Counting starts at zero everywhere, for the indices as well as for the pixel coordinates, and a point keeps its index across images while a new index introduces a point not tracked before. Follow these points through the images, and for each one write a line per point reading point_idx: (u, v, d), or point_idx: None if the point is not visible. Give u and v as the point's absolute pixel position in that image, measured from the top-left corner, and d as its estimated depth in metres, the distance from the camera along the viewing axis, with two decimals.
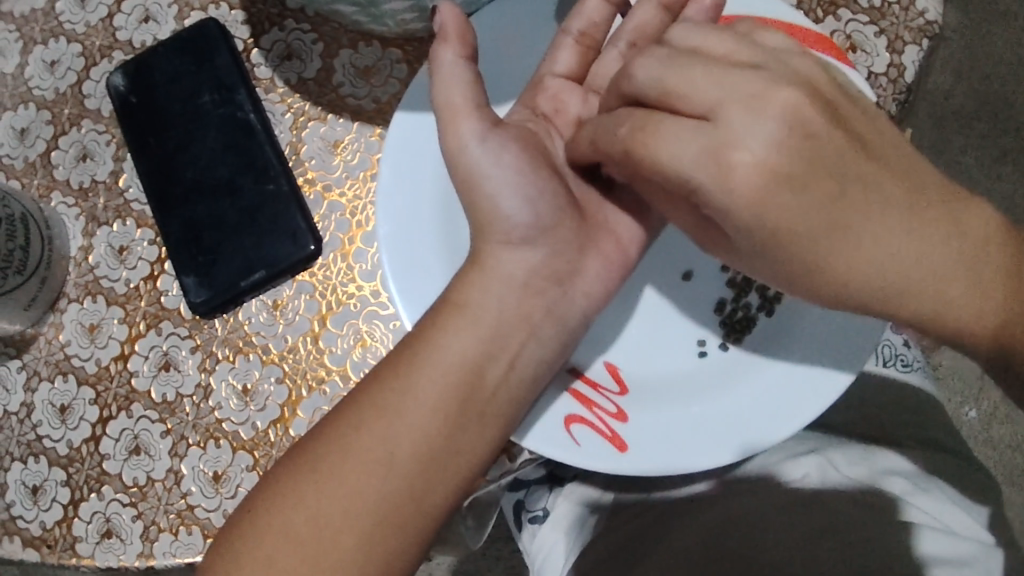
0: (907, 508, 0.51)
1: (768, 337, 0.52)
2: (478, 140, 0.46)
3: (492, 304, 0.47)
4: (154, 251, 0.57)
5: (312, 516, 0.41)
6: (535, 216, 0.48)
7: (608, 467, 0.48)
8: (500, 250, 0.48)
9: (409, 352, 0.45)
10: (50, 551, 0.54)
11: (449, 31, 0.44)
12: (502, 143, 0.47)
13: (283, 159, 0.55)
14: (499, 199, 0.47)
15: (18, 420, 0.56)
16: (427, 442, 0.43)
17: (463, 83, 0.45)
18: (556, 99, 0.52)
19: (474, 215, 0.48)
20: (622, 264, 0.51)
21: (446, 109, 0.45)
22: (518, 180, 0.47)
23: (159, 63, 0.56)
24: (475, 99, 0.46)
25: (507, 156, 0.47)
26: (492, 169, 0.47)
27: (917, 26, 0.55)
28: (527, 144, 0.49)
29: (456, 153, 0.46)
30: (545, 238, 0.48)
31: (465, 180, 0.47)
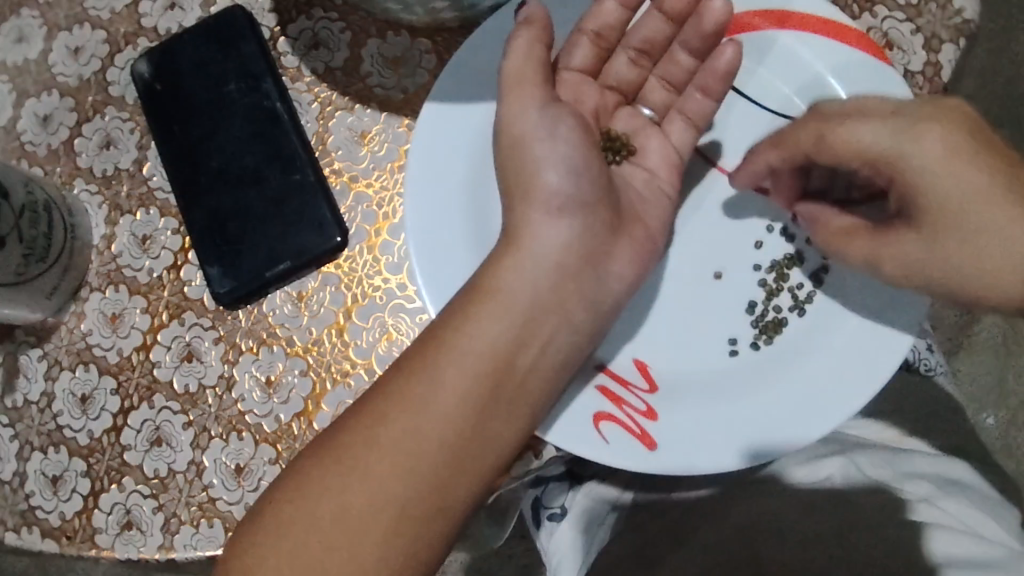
0: (924, 508, 0.50)
1: (802, 339, 0.52)
2: (537, 109, 0.48)
3: (524, 283, 0.47)
4: (178, 241, 0.56)
5: (339, 507, 0.40)
6: (578, 191, 0.48)
7: (637, 466, 0.48)
8: (539, 225, 0.48)
9: (446, 326, 0.45)
10: (69, 542, 0.54)
11: (535, 16, 0.46)
12: (558, 116, 0.48)
13: (309, 149, 0.54)
14: (544, 170, 0.48)
15: (39, 409, 0.55)
16: (455, 430, 0.43)
17: (536, 54, 0.46)
18: (575, 89, 0.53)
19: (514, 186, 0.49)
20: (651, 248, 0.51)
21: (515, 76, 0.47)
22: (568, 153, 0.48)
23: (185, 50, 0.55)
24: (542, 73, 0.47)
25: (562, 129, 0.48)
26: (544, 138, 0.48)
27: (954, 25, 0.54)
28: (580, 123, 0.50)
29: (513, 118, 0.47)
30: (581, 213, 0.48)
31: (513, 146, 0.48)
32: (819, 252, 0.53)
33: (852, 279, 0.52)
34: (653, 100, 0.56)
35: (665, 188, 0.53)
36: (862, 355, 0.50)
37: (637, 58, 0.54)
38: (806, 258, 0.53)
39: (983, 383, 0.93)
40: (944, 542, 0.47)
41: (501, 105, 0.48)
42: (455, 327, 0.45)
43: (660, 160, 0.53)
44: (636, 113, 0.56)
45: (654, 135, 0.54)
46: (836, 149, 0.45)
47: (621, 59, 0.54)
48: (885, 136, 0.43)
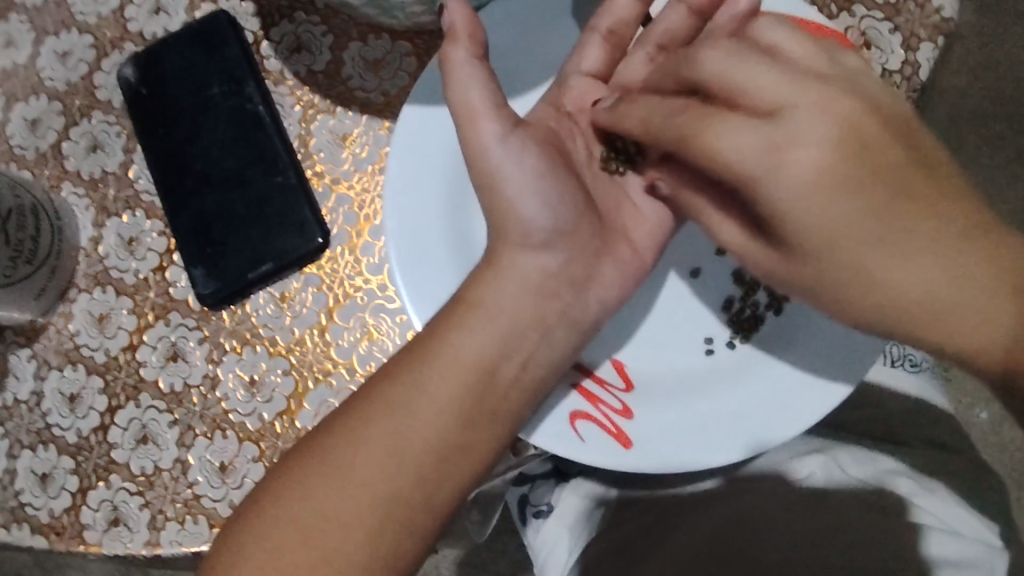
0: (916, 510, 0.52)
1: (777, 337, 0.52)
2: (498, 141, 0.46)
3: (505, 304, 0.47)
4: (163, 242, 0.57)
5: (321, 508, 0.41)
6: (554, 221, 0.48)
7: (610, 463, 0.48)
8: (518, 253, 0.48)
9: (422, 352, 0.45)
10: (58, 538, 0.55)
11: (458, 31, 0.43)
12: (523, 145, 0.47)
13: (291, 151, 0.55)
14: (517, 203, 0.47)
15: (28, 408, 0.56)
16: (439, 438, 0.43)
17: (483, 86, 0.45)
18: (582, 98, 0.53)
19: (492, 215, 0.49)
20: (637, 271, 0.52)
21: (465, 111, 0.45)
22: (539, 183, 0.48)
23: (170, 55, 0.56)
24: (494, 101, 0.46)
25: (528, 159, 0.48)
26: (513, 172, 0.47)
27: (932, 23, 0.55)
28: (547, 148, 0.49)
29: (476, 154, 0.47)
30: (563, 243, 0.49)
31: (484, 178, 0.47)
32: None
33: None
34: None
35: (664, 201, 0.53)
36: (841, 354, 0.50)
37: (656, 56, 0.54)
38: None
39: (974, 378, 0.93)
40: (938, 544, 0.50)
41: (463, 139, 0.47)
42: (428, 354, 0.45)
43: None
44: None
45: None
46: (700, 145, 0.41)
47: (638, 57, 0.54)
48: (759, 153, 0.39)
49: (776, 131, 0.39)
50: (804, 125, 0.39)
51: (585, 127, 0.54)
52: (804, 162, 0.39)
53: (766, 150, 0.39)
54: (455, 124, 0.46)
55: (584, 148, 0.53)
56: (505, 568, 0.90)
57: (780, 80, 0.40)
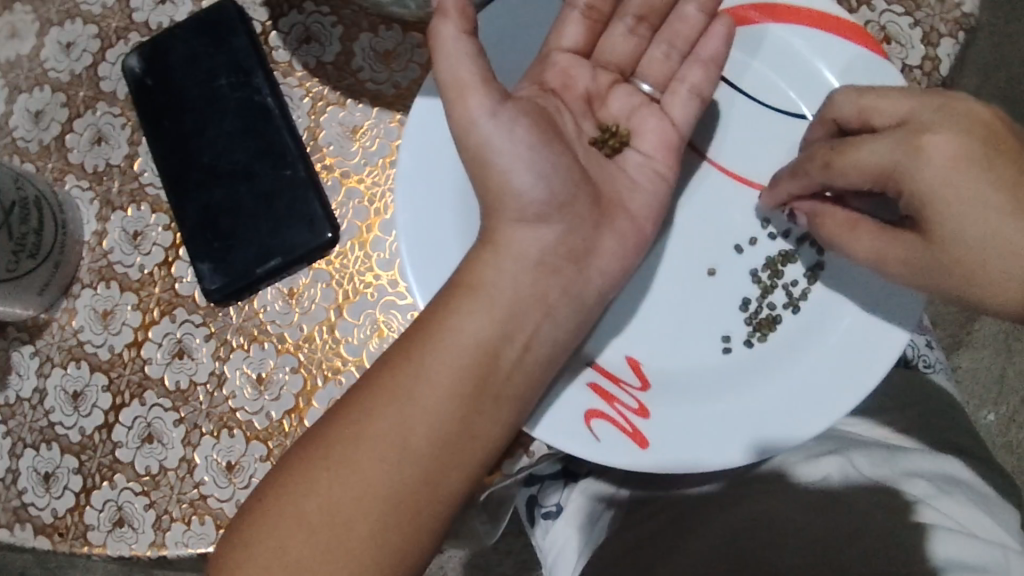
0: (922, 509, 0.50)
1: (797, 336, 0.51)
2: (488, 115, 0.45)
3: (504, 283, 0.46)
4: (169, 237, 0.56)
5: (327, 503, 0.40)
6: (550, 192, 0.47)
7: (628, 463, 0.47)
8: (513, 229, 0.47)
9: (419, 336, 0.44)
10: (61, 539, 0.53)
11: (448, 7, 0.43)
12: (514, 117, 0.46)
13: (300, 144, 0.54)
14: (511, 175, 0.46)
15: (31, 406, 0.55)
16: (441, 426, 0.42)
17: (471, 57, 0.43)
18: (565, 73, 0.52)
19: (486, 191, 0.47)
20: (637, 241, 0.50)
21: (455, 85, 0.44)
22: (531, 155, 0.46)
23: (177, 45, 0.55)
24: (483, 73, 0.44)
25: (519, 131, 0.46)
26: (504, 146, 0.45)
27: (953, 18, 0.54)
28: (536, 119, 0.47)
29: (467, 129, 0.45)
30: (560, 215, 0.48)
31: (476, 155, 0.46)
32: (815, 248, 0.53)
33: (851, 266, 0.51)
34: (652, 74, 0.54)
35: (659, 171, 0.51)
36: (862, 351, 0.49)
37: (636, 27, 0.53)
38: (801, 256, 0.53)
39: (983, 381, 0.92)
40: (944, 543, 0.47)
41: (453, 115, 0.45)
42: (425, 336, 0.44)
43: (656, 142, 0.52)
44: (635, 90, 0.54)
45: (652, 114, 0.53)
46: (840, 172, 0.43)
47: (617, 30, 0.53)
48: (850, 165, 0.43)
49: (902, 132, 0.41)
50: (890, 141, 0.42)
51: (575, 105, 0.52)
52: (939, 158, 0.40)
53: (899, 145, 0.41)
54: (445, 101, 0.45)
55: (574, 124, 0.51)
56: (510, 569, 0.89)
57: (909, 99, 0.42)
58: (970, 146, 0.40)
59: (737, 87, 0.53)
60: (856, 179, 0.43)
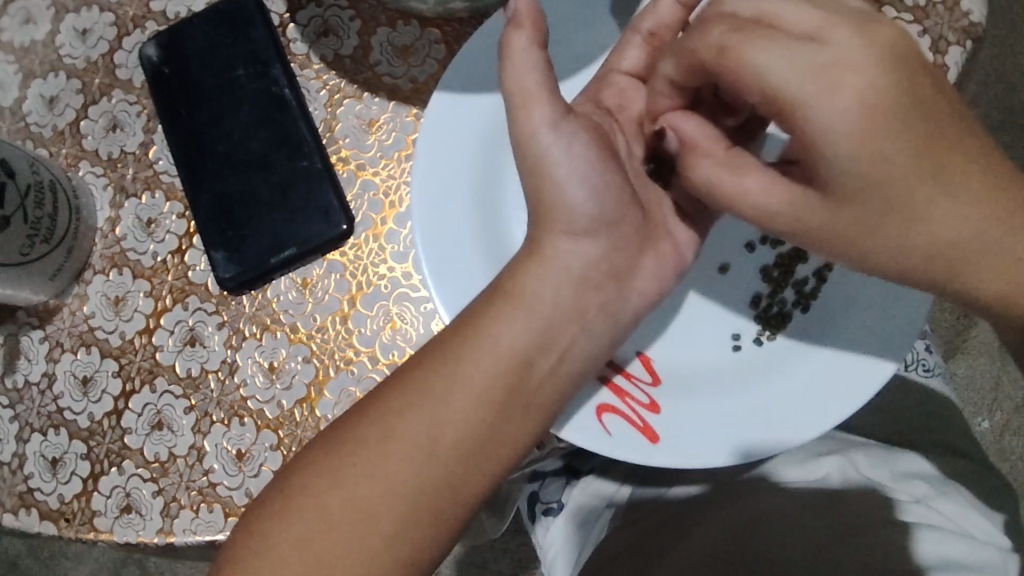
0: (914, 509, 0.51)
1: (807, 334, 0.52)
2: (549, 127, 0.46)
3: (547, 297, 0.45)
4: (183, 225, 0.56)
5: (348, 499, 0.40)
6: (600, 209, 0.47)
7: (639, 459, 0.48)
8: (562, 244, 0.47)
9: (457, 339, 0.44)
10: (67, 524, 0.53)
11: (524, 15, 0.43)
12: (574, 132, 0.47)
13: (317, 136, 0.54)
14: (566, 188, 0.46)
15: (40, 390, 0.55)
16: (475, 435, 0.42)
17: (539, 71, 0.44)
18: (621, 94, 0.53)
19: (537, 205, 0.47)
20: (675, 265, 0.50)
21: (520, 93, 0.45)
22: (589, 170, 0.47)
23: (194, 36, 0.55)
24: (549, 86, 0.45)
25: (576, 147, 0.47)
26: (563, 159, 0.46)
27: (961, 27, 0.55)
28: (595, 136, 0.48)
29: (527, 138, 0.46)
30: (607, 231, 0.48)
31: (534, 167, 0.46)
32: None
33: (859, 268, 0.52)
34: None
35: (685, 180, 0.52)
36: (868, 348, 0.49)
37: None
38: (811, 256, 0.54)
39: (978, 386, 0.93)
40: (932, 542, 0.48)
41: (512, 124, 0.46)
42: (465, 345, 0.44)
43: None
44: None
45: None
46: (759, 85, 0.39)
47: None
48: (803, 77, 0.37)
49: (819, 55, 0.37)
50: (851, 50, 0.36)
51: (628, 127, 0.52)
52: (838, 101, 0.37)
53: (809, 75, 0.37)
54: (506, 110, 0.46)
55: (626, 146, 0.51)
56: (506, 567, 0.89)
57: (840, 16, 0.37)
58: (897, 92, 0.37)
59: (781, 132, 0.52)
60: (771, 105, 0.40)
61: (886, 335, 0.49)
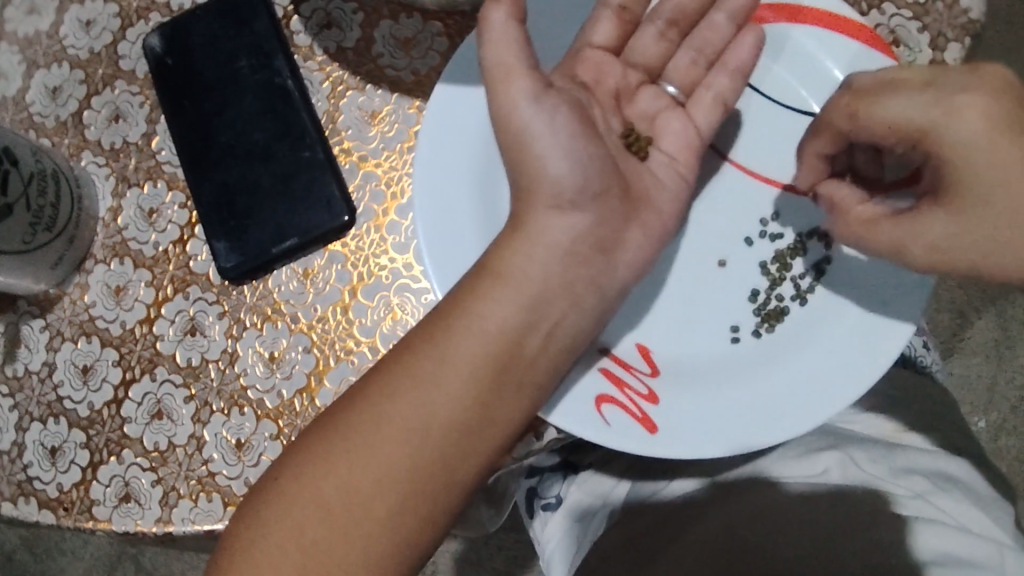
0: (915, 505, 0.51)
1: (803, 328, 0.52)
2: (530, 101, 0.46)
3: (534, 271, 0.46)
4: (184, 215, 0.56)
5: (344, 483, 0.40)
6: (584, 180, 0.47)
7: (639, 448, 0.48)
8: (548, 217, 0.47)
9: (447, 320, 0.45)
10: (66, 513, 0.53)
11: None
12: (555, 105, 0.47)
13: (319, 127, 0.54)
14: (547, 160, 0.47)
15: (40, 379, 0.55)
16: (465, 412, 0.43)
17: (516, 45, 0.44)
18: (597, 69, 0.53)
19: (522, 179, 0.48)
20: (662, 236, 0.50)
21: (500, 70, 0.45)
22: (569, 142, 0.47)
23: (198, 27, 0.55)
24: (528, 61, 0.45)
25: (558, 119, 0.47)
26: (544, 132, 0.46)
27: (959, 24, 0.55)
28: (575, 108, 0.48)
29: (509, 114, 0.46)
30: (594, 203, 0.48)
31: (515, 140, 0.47)
32: (823, 243, 0.54)
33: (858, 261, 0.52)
34: (678, 77, 0.55)
35: (681, 171, 0.52)
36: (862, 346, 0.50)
37: (666, 32, 0.55)
38: (809, 251, 0.54)
39: (975, 387, 0.94)
40: (931, 535, 0.48)
41: (493, 100, 0.46)
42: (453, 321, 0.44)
43: (679, 144, 0.53)
44: (660, 91, 0.55)
45: (677, 117, 0.54)
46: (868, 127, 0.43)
47: (649, 32, 0.54)
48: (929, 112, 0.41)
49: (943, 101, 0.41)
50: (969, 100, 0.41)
51: (605, 100, 0.52)
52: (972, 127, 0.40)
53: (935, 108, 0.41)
54: (487, 86, 0.46)
55: (604, 118, 0.51)
56: (503, 565, 0.89)
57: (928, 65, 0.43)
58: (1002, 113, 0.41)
59: (757, 89, 0.54)
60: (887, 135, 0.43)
61: (884, 326, 0.50)
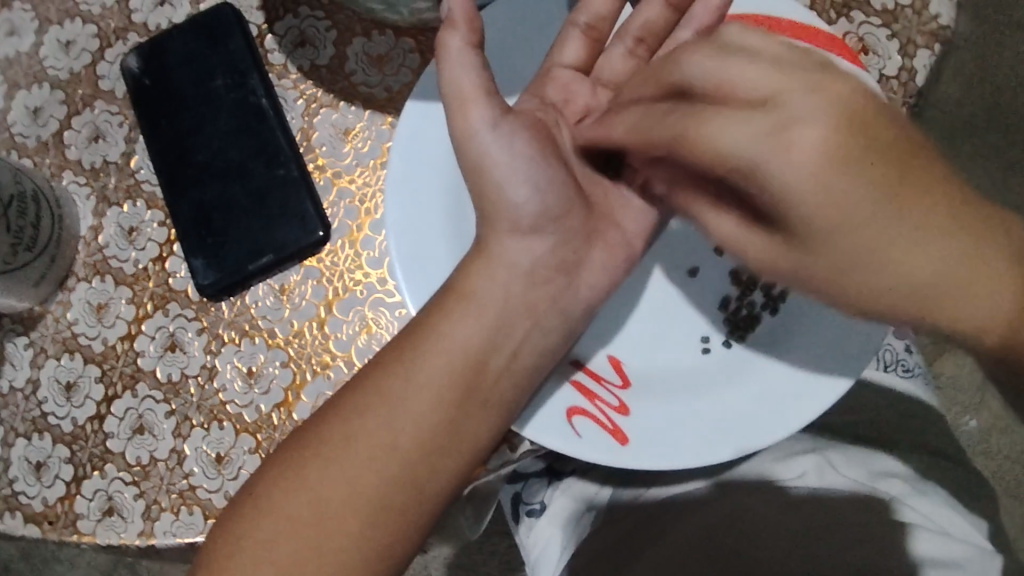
0: (901, 509, 0.52)
1: (774, 337, 0.52)
2: (489, 127, 0.46)
3: (496, 291, 0.47)
4: (164, 233, 0.57)
5: (313, 502, 0.41)
6: (543, 207, 0.48)
7: (609, 459, 0.48)
8: (508, 239, 0.48)
9: (414, 338, 0.46)
10: (51, 527, 0.54)
11: (456, 19, 0.44)
12: (512, 131, 0.47)
13: (294, 145, 0.55)
14: (506, 188, 0.47)
15: (24, 396, 0.56)
16: (431, 428, 0.44)
17: (474, 71, 0.45)
18: (566, 89, 0.54)
19: (481, 203, 0.48)
20: (627, 256, 0.52)
21: (457, 97, 0.45)
22: (527, 167, 0.48)
23: (174, 48, 0.56)
24: (486, 87, 0.46)
25: (517, 145, 0.48)
26: (502, 159, 0.47)
27: (930, 30, 0.56)
28: (533, 132, 0.49)
29: (467, 141, 0.46)
30: (554, 227, 0.49)
31: (474, 167, 0.47)
32: None
33: None
34: None
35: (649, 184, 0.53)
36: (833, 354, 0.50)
37: (635, 49, 0.55)
38: None
39: (965, 387, 0.94)
40: (922, 543, 0.49)
41: (453, 126, 0.47)
42: (421, 337, 0.45)
43: None
44: None
45: None
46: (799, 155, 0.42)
47: (616, 49, 0.55)
48: (761, 137, 0.30)
49: (779, 115, 0.30)
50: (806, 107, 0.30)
51: (574, 118, 0.54)
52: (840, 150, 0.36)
53: (768, 134, 0.30)
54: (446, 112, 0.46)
55: (571, 139, 0.53)
56: (496, 568, 0.90)
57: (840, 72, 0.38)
58: (854, 123, 0.29)
59: None
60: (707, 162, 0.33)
61: (840, 347, 0.50)
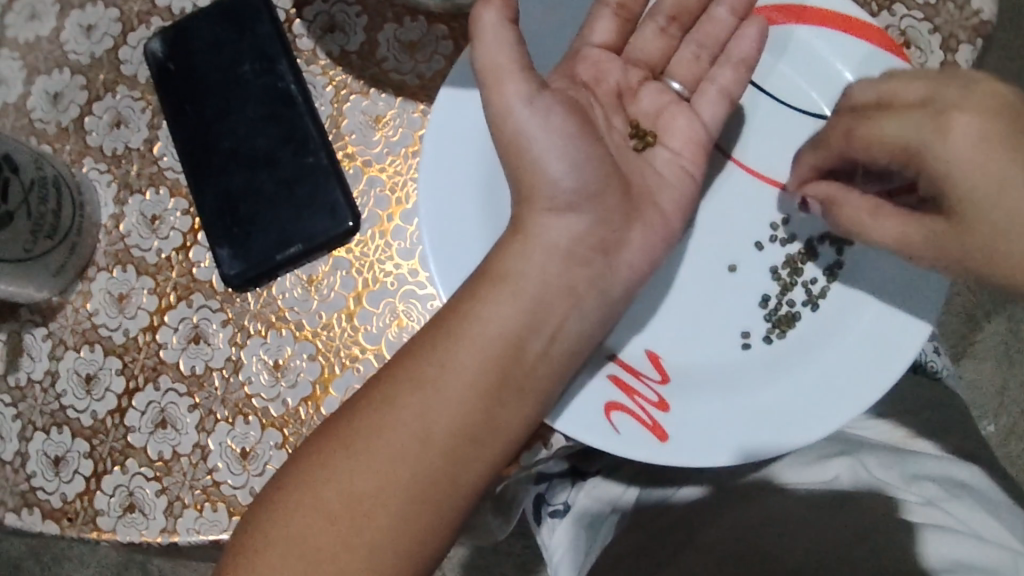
0: (913, 508, 0.50)
1: (815, 333, 0.52)
2: (525, 103, 0.45)
3: (531, 272, 0.46)
4: (187, 222, 0.56)
5: (347, 492, 0.40)
6: (582, 182, 0.47)
7: (649, 456, 0.47)
8: (545, 218, 0.47)
9: (448, 325, 0.44)
10: (70, 524, 0.53)
11: None
12: (550, 105, 0.46)
13: (323, 132, 0.54)
14: (544, 163, 0.46)
15: (42, 388, 0.55)
16: (466, 419, 0.42)
17: (511, 45, 0.44)
18: (596, 67, 0.52)
19: (519, 179, 0.47)
20: (665, 234, 0.50)
21: (492, 70, 0.44)
22: (565, 142, 0.46)
23: (200, 31, 0.55)
24: (521, 60, 0.44)
25: (555, 119, 0.46)
26: (539, 134, 0.46)
27: (971, 25, 0.54)
28: (572, 108, 0.47)
29: (503, 116, 0.45)
30: (591, 205, 0.48)
31: (510, 143, 0.46)
32: (835, 248, 0.53)
33: (869, 270, 0.51)
34: (680, 74, 0.55)
35: (687, 168, 0.52)
36: (868, 358, 0.49)
37: (668, 27, 0.54)
38: (821, 255, 0.53)
39: (985, 390, 0.93)
40: (934, 541, 0.46)
41: (487, 102, 0.46)
42: (455, 325, 0.44)
43: (684, 138, 0.53)
44: (664, 88, 0.55)
45: (681, 113, 0.53)
46: (865, 145, 0.44)
47: (649, 28, 0.54)
48: (921, 124, 0.41)
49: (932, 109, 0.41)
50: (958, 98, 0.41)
51: (606, 99, 0.52)
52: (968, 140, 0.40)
53: (929, 121, 0.41)
54: (479, 87, 0.45)
55: (605, 117, 0.51)
56: (510, 571, 0.89)
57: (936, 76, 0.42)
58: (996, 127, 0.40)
59: (761, 87, 0.53)
60: (878, 153, 0.43)
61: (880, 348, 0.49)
